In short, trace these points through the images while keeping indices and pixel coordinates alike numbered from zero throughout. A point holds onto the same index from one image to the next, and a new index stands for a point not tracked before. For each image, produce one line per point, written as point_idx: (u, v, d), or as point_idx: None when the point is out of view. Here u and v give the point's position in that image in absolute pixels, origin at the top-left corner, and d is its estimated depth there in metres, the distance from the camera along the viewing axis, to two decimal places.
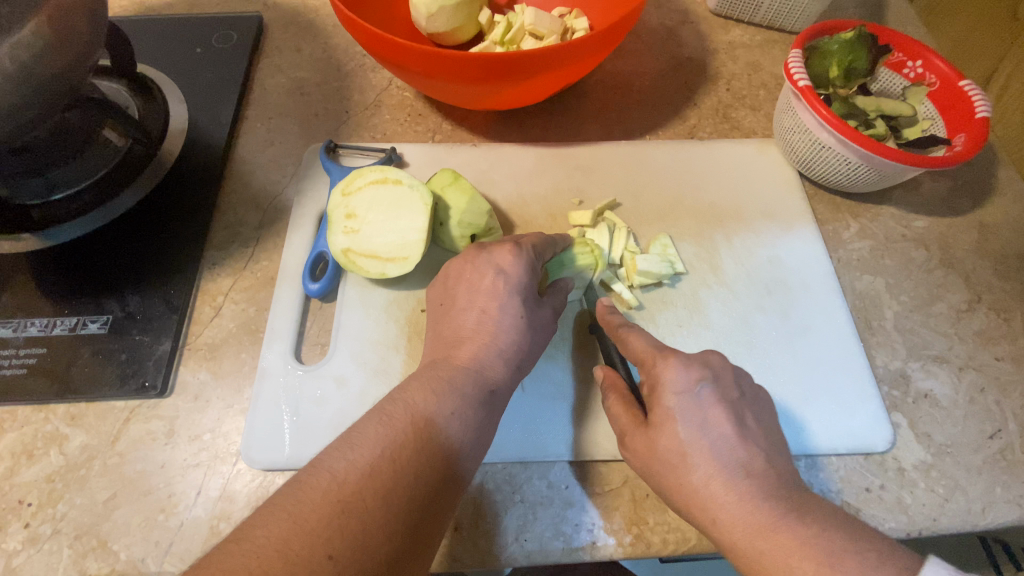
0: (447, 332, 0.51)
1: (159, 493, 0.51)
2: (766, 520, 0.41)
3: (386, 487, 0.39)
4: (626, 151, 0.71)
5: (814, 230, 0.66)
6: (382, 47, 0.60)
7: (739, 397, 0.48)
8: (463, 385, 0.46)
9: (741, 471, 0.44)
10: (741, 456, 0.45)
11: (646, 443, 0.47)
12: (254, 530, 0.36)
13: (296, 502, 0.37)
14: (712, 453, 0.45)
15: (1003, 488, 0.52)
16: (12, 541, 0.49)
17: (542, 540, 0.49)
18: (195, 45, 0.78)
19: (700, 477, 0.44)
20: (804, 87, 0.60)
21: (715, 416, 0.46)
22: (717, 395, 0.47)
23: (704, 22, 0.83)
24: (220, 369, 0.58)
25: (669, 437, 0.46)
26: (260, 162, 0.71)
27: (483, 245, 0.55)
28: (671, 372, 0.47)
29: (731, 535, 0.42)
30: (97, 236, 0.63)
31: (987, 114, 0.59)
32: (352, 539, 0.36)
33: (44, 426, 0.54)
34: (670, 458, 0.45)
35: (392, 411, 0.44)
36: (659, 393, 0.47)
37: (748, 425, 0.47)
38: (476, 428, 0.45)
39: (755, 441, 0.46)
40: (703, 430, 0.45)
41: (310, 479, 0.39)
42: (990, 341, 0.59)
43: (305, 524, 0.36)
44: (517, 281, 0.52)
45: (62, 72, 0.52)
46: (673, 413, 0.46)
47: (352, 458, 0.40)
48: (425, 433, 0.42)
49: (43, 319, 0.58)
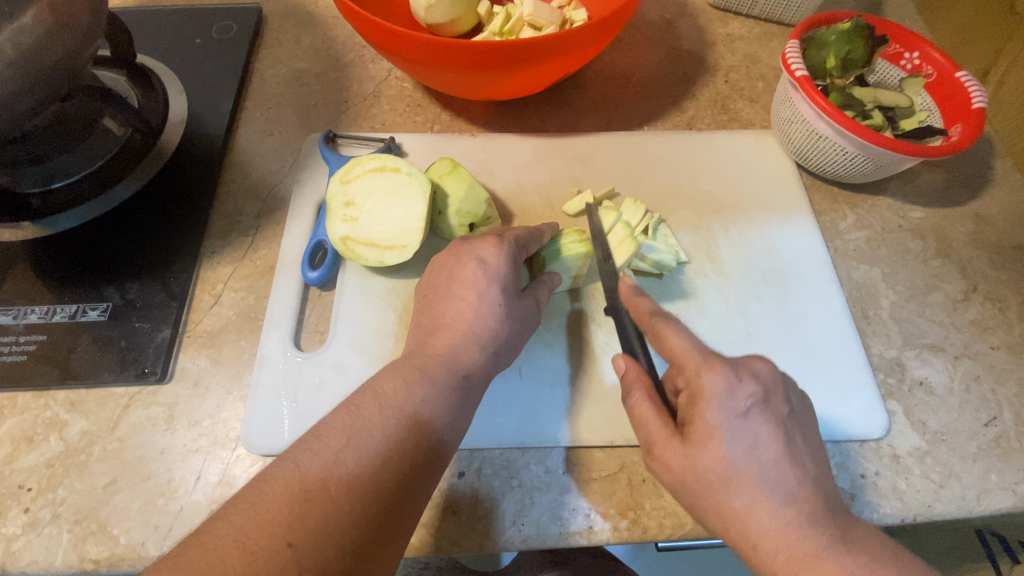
0: (426, 321, 0.52)
1: (159, 478, 0.52)
2: (813, 550, 0.40)
3: (349, 477, 0.39)
4: (624, 142, 0.71)
5: (811, 221, 0.67)
6: (381, 36, 0.60)
7: (787, 413, 0.46)
8: (437, 374, 0.46)
9: (788, 498, 0.42)
10: (789, 480, 0.42)
11: (681, 458, 0.44)
12: (217, 522, 0.36)
13: (259, 494, 0.37)
14: (759, 477, 0.42)
15: (998, 475, 0.52)
16: (12, 526, 0.49)
17: (539, 524, 0.50)
18: (195, 36, 0.79)
19: (744, 503, 0.42)
20: (802, 77, 0.61)
21: (762, 435, 0.43)
22: (767, 414, 0.44)
23: (702, 15, 0.83)
24: (220, 356, 0.58)
25: (711, 454, 0.43)
26: (259, 152, 0.71)
27: (468, 238, 0.55)
28: (718, 387, 0.44)
29: (772, 562, 0.41)
30: (96, 225, 0.63)
31: (982, 105, 0.60)
32: (313, 529, 0.36)
33: (44, 412, 0.55)
34: (710, 479, 0.43)
35: (360, 401, 0.44)
36: (703, 405, 0.44)
37: (795, 444, 0.44)
38: (449, 413, 0.45)
39: (801, 462, 0.43)
40: (752, 452, 0.42)
41: (274, 472, 0.39)
42: (985, 330, 0.59)
43: (264, 515, 0.36)
44: (499, 271, 0.52)
45: (63, 60, 0.52)
46: (718, 432, 0.43)
47: (317, 450, 0.40)
48: (402, 420, 0.43)
49: (43, 307, 0.58)
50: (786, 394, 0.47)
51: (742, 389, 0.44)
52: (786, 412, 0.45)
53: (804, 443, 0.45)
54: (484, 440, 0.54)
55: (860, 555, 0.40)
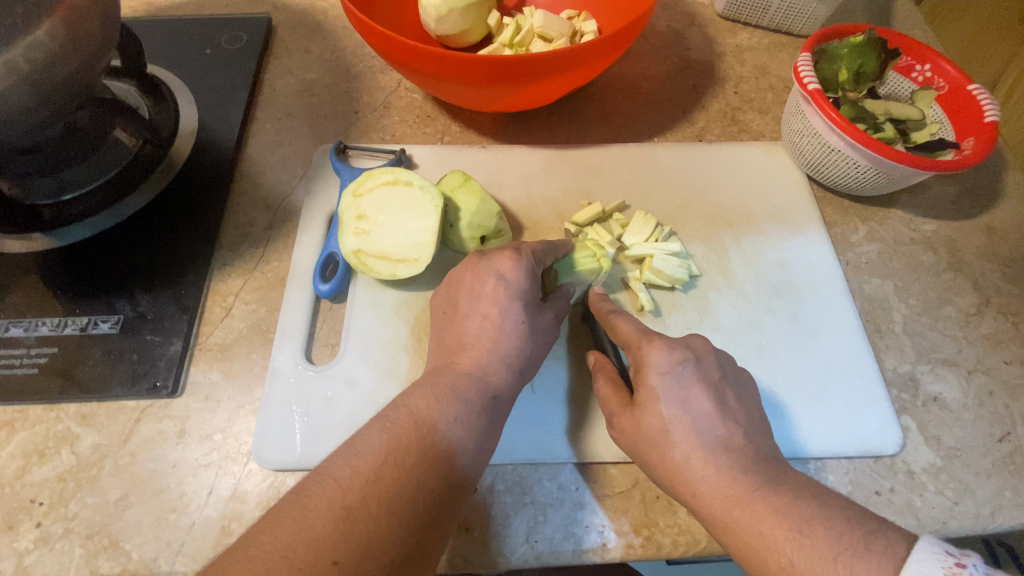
0: (449, 339, 0.52)
1: (171, 492, 0.52)
2: (744, 492, 0.42)
3: (390, 494, 0.39)
4: (635, 153, 0.71)
5: (823, 233, 0.66)
6: (393, 49, 0.60)
7: (722, 377, 0.49)
8: (467, 392, 0.46)
9: (721, 447, 0.45)
10: (722, 433, 0.46)
11: (631, 422, 0.48)
12: (259, 537, 0.36)
13: (302, 509, 0.37)
14: (693, 428, 0.46)
15: (1012, 492, 0.52)
16: (24, 541, 0.49)
17: (553, 541, 0.49)
18: (205, 46, 0.79)
19: (683, 454, 0.45)
20: (815, 90, 0.60)
21: (697, 395, 0.47)
22: (700, 375, 0.48)
23: (712, 25, 0.83)
24: (231, 369, 0.58)
25: (652, 414, 0.47)
26: (268, 163, 0.71)
27: (484, 252, 0.55)
28: (655, 354, 0.48)
29: (711, 508, 0.43)
30: (107, 237, 0.63)
31: (995, 118, 0.60)
32: (356, 547, 0.36)
33: (56, 426, 0.55)
34: (653, 435, 0.46)
35: (394, 416, 0.44)
36: (644, 372, 0.48)
37: (729, 404, 0.47)
38: (478, 433, 0.45)
39: (734, 420, 0.47)
40: (686, 409, 0.46)
41: (314, 488, 0.39)
42: (998, 344, 0.59)
43: (310, 532, 0.36)
44: (519, 286, 0.52)
45: (75, 72, 0.52)
46: (656, 393, 0.47)
47: (357, 465, 0.40)
48: (434, 431, 0.43)
49: (54, 319, 0.58)
50: (722, 363, 0.50)
51: (676, 353, 0.48)
52: (719, 377, 0.49)
53: (743, 404, 0.49)
54: (497, 456, 0.53)
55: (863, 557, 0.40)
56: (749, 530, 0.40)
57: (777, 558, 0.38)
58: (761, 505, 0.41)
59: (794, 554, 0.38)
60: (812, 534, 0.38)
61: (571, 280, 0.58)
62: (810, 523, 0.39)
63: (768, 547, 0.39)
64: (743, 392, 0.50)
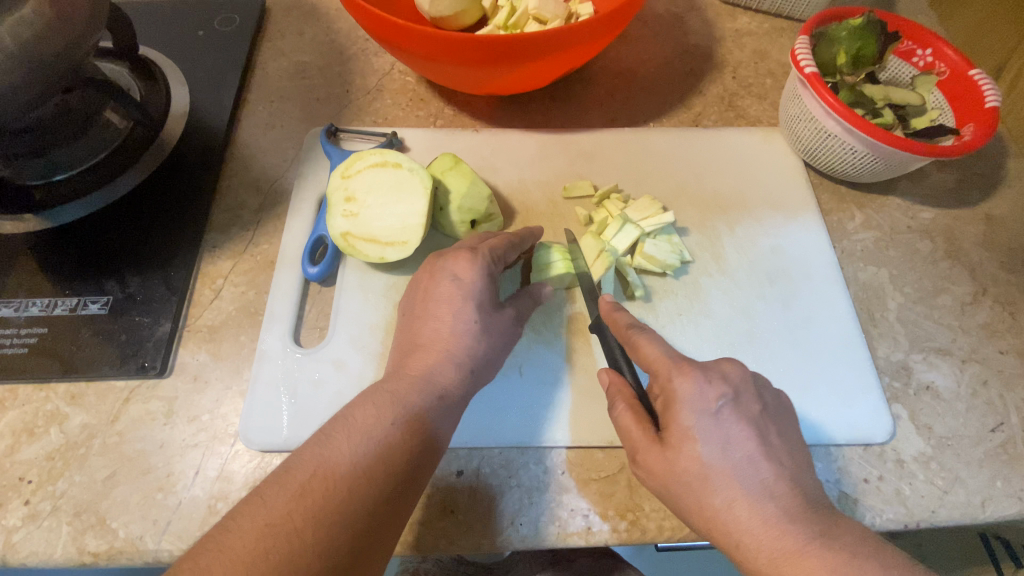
0: (403, 337, 0.51)
1: (158, 472, 0.52)
2: (795, 546, 0.40)
3: (317, 510, 0.38)
4: (628, 138, 0.71)
5: (819, 221, 0.66)
6: (383, 28, 0.60)
7: (760, 411, 0.46)
8: (407, 395, 0.46)
9: (765, 494, 0.42)
10: (764, 476, 0.43)
11: (661, 463, 0.45)
12: (182, 564, 0.36)
13: (226, 533, 0.37)
14: (734, 474, 0.43)
15: (1004, 482, 0.51)
16: (12, 518, 0.50)
17: (538, 524, 0.49)
18: (197, 27, 0.78)
19: (723, 501, 0.42)
20: (811, 74, 0.59)
21: (737, 434, 0.44)
22: (739, 414, 0.45)
23: (711, 9, 0.82)
24: (220, 351, 0.58)
25: (687, 456, 0.43)
26: (260, 145, 0.71)
27: (441, 252, 0.54)
28: (688, 388, 0.45)
29: (757, 560, 0.41)
30: (97, 218, 0.63)
31: (995, 104, 0.59)
32: (278, 566, 0.36)
33: (45, 405, 0.55)
34: (690, 481, 0.43)
35: (330, 429, 0.43)
36: (676, 409, 0.45)
37: (770, 441, 0.45)
38: (421, 433, 0.45)
39: (778, 460, 0.44)
40: (727, 451, 0.43)
41: (241, 510, 0.38)
42: (994, 334, 0.58)
43: (234, 556, 0.36)
44: (474, 287, 0.51)
45: (64, 52, 0.52)
46: (692, 433, 0.44)
47: (284, 482, 0.40)
48: (375, 433, 0.43)
49: (44, 299, 0.58)
50: (759, 394, 0.47)
51: (713, 389, 0.45)
52: (758, 412, 0.46)
53: (780, 433, 0.46)
54: (484, 439, 0.53)
55: (845, 543, 0.40)
56: None
57: None
58: (814, 561, 0.39)
59: None
60: None
61: (547, 279, 0.59)
62: None
63: None
64: (780, 423, 0.47)
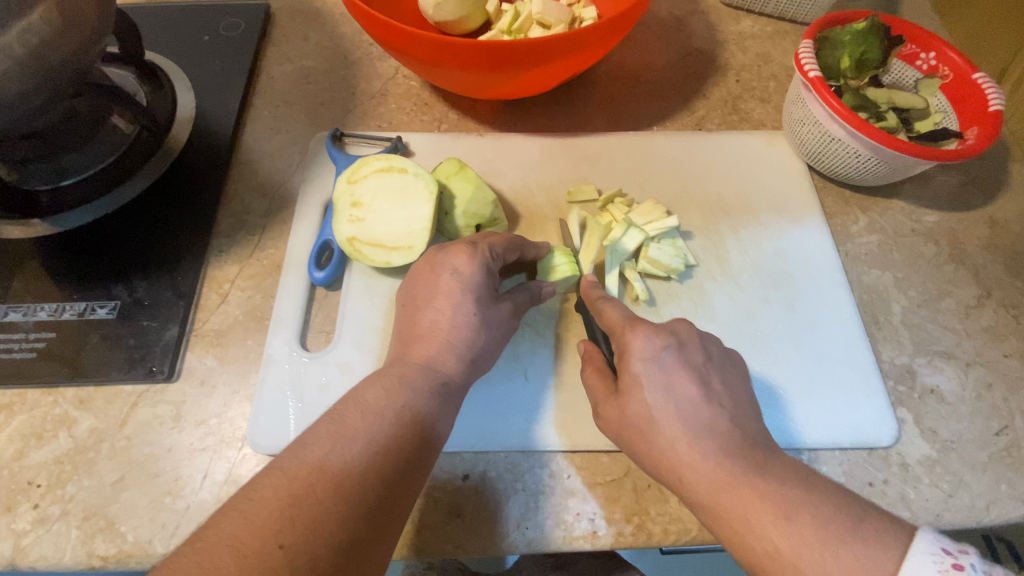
0: (406, 327, 0.52)
1: (166, 476, 0.52)
2: None
3: (339, 480, 0.39)
4: (633, 141, 0.71)
5: (823, 224, 0.66)
6: (388, 34, 0.60)
7: (707, 361, 0.48)
8: (416, 379, 0.47)
9: (706, 432, 0.44)
10: (709, 419, 0.44)
11: (615, 411, 0.48)
12: (206, 532, 0.35)
13: (249, 501, 0.37)
14: (678, 415, 0.45)
15: (1008, 485, 0.51)
16: (21, 522, 0.50)
17: (544, 528, 0.50)
18: (203, 32, 0.78)
19: (667, 440, 0.44)
20: (815, 77, 0.59)
21: (680, 378, 0.46)
22: (684, 361, 0.47)
23: (714, 13, 0.82)
24: (227, 355, 0.58)
25: (635, 400, 0.46)
26: (266, 150, 0.71)
27: (441, 247, 0.54)
28: (637, 340, 0.47)
29: (698, 494, 0.42)
30: (104, 223, 0.63)
31: (999, 107, 0.59)
32: (303, 529, 0.35)
33: (53, 410, 0.55)
34: (638, 422, 0.46)
35: (343, 411, 0.44)
36: (625, 358, 0.47)
37: (713, 387, 0.47)
38: (431, 416, 0.46)
39: (720, 403, 0.46)
40: (670, 393, 0.45)
41: (262, 481, 0.38)
42: (998, 337, 0.59)
43: (258, 520, 0.35)
44: (473, 281, 0.51)
45: (71, 59, 0.52)
46: (640, 378, 0.46)
47: (303, 456, 0.40)
48: (387, 414, 0.44)
49: (52, 304, 0.59)
50: (708, 346, 0.50)
51: (659, 338, 0.47)
52: (705, 361, 0.48)
53: (728, 384, 0.48)
54: (488, 443, 0.54)
55: None
56: (734, 514, 0.40)
57: (761, 542, 0.38)
58: None
59: (779, 540, 0.37)
60: (801, 520, 0.38)
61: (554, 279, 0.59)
62: (799, 510, 0.38)
63: (754, 532, 0.39)
64: (730, 375, 0.49)
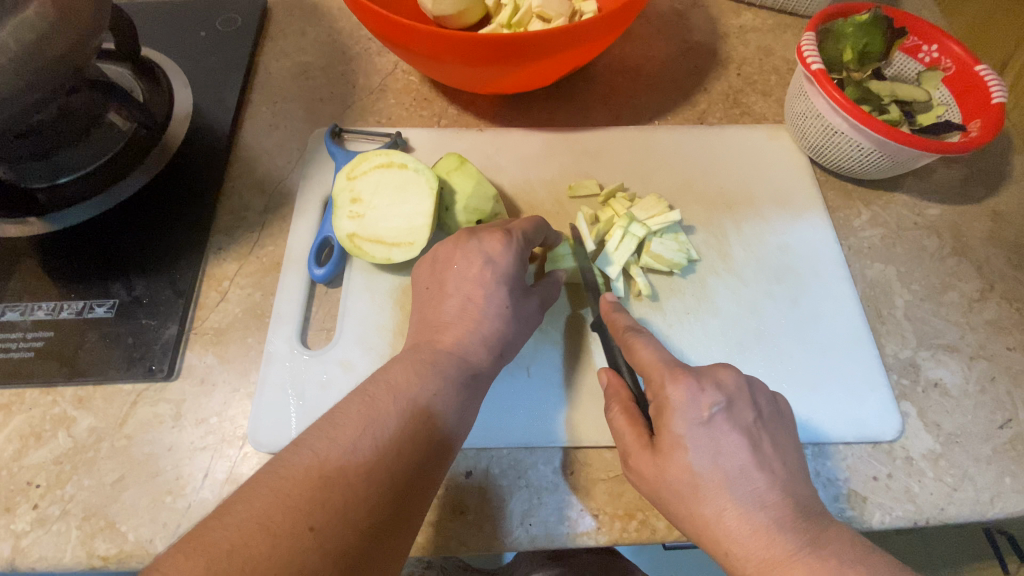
0: (421, 327, 0.51)
1: (166, 475, 0.52)
2: (789, 550, 0.40)
3: (369, 464, 0.39)
4: (634, 136, 0.70)
5: (826, 218, 0.65)
6: (387, 28, 0.59)
7: (756, 419, 0.46)
8: (446, 368, 0.46)
9: (756, 503, 0.42)
10: (760, 487, 0.43)
11: (652, 468, 0.45)
12: (236, 506, 0.35)
13: (279, 478, 0.37)
14: (726, 483, 0.43)
15: (1012, 479, 0.51)
16: (21, 522, 0.50)
17: (548, 525, 0.49)
18: (200, 28, 0.78)
19: (713, 510, 0.42)
20: (817, 70, 0.59)
21: (729, 443, 0.43)
22: (733, 422, 0.44)
23: (715, 6, 0.82)
24: (227, 354, 0.58)
25: (678, 464, 0.43)
26: (264, 147, 0.71)
27: (474, 230, 0.54)
28: (681, 395, 0.45)
29: (745, 566, 0.41)
30: (102, 221, 0.63)
31: (1002, 100, 0.58)
32: (333, 514, 0.35)
33: (52, 409, 0.55)
34: (680, 488, 0.43)
35: (374, 392, 0.43)
36: (668, 415, 0.45)
37: (764, 450, 0.44)
38: (458, 407, 0.45)
39: (759, 455, 0.44)
40: (717, 460, 0.43)
41: (292, 458, 0.38)
42: (1001, 330, 0.58)
43: (286, 500, 0.35)
44: (505, 270, 0.51)
45: (66, 55, 0.52)
46: (683, 441, 0.44)
47: (333, 437, 0.40)
48: (415, 398, 0.43)
49: (50, 303, 0.58)
50: (756, 400, 0.47)
51: (706, 396, 0.44)
52: (754, 420, 0.45)
53: (775, 441, 0.46)
54: (492, 439, 0.53)
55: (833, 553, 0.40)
56: None
57: None
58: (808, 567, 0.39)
59: None
60: None
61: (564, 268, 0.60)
62: None
63: None
64: (778, 431, 0.46)
